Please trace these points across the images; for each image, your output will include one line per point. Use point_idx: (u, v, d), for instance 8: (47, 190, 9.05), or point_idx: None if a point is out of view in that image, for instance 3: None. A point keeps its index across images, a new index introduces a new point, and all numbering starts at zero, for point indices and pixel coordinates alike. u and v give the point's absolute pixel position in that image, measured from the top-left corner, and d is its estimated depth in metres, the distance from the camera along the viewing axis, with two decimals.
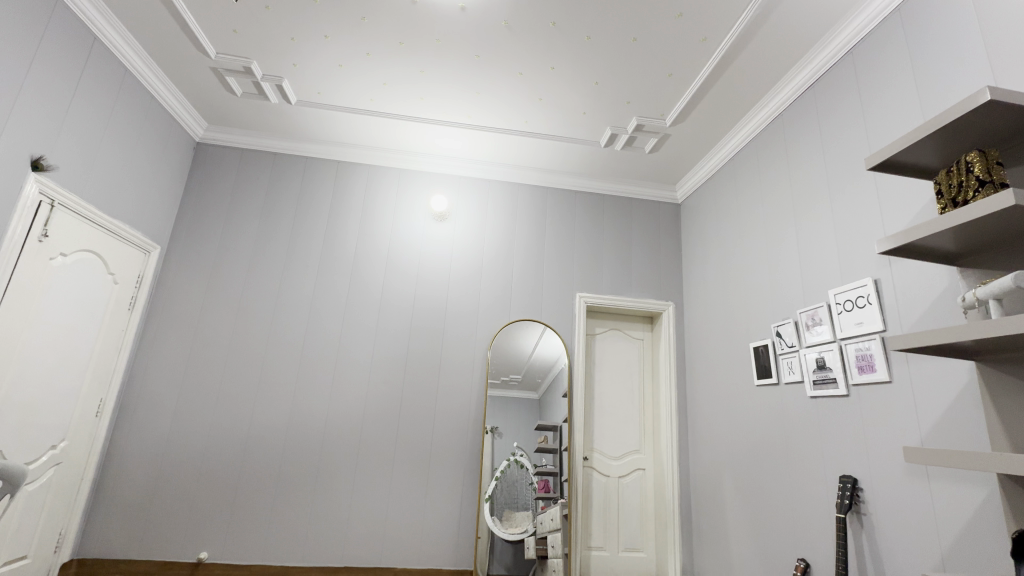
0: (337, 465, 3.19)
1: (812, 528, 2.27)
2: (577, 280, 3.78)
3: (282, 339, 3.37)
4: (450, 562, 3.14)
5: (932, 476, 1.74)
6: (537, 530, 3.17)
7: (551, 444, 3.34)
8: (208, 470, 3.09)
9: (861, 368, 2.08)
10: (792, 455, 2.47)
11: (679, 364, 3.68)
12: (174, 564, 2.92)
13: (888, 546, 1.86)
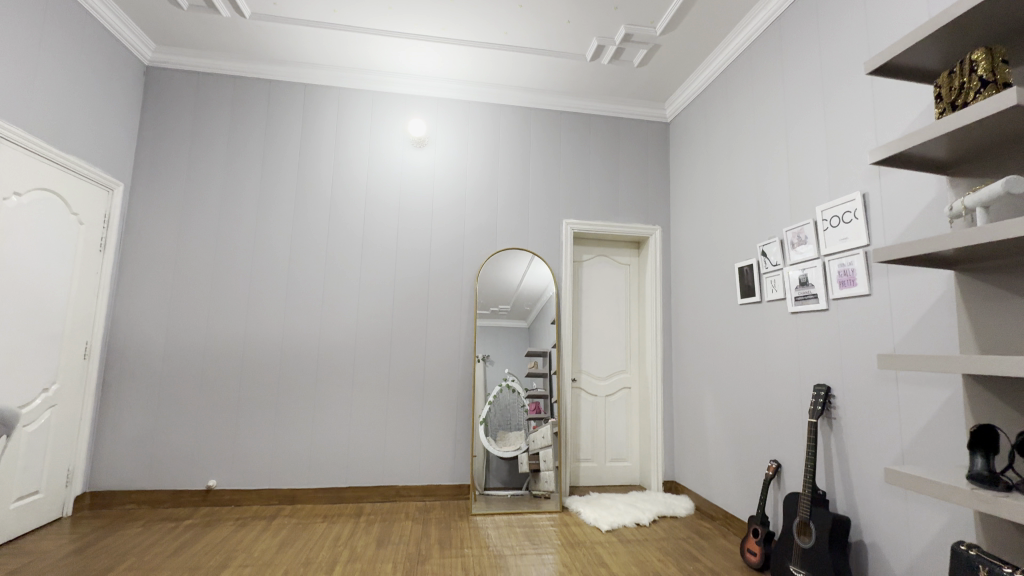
0: (333, 397, 3.28)
1: (785, 433, 2.43)
2: (563, 207, 3.70)
3: (265, 277, 3.31)
4: (449, 478, 3.34)
5: (902, 380, 1.82)
6: (530, 447, 3.34)
7: (541, 368, 3.44)
8: (207, 406, 3.15)
9: (843, 283, 2.12)
10: (770, 368, 2.58)
11: (665, 287, 3.73)
12: (184, 492, 3.07)
13: (854, 445, 2.01)
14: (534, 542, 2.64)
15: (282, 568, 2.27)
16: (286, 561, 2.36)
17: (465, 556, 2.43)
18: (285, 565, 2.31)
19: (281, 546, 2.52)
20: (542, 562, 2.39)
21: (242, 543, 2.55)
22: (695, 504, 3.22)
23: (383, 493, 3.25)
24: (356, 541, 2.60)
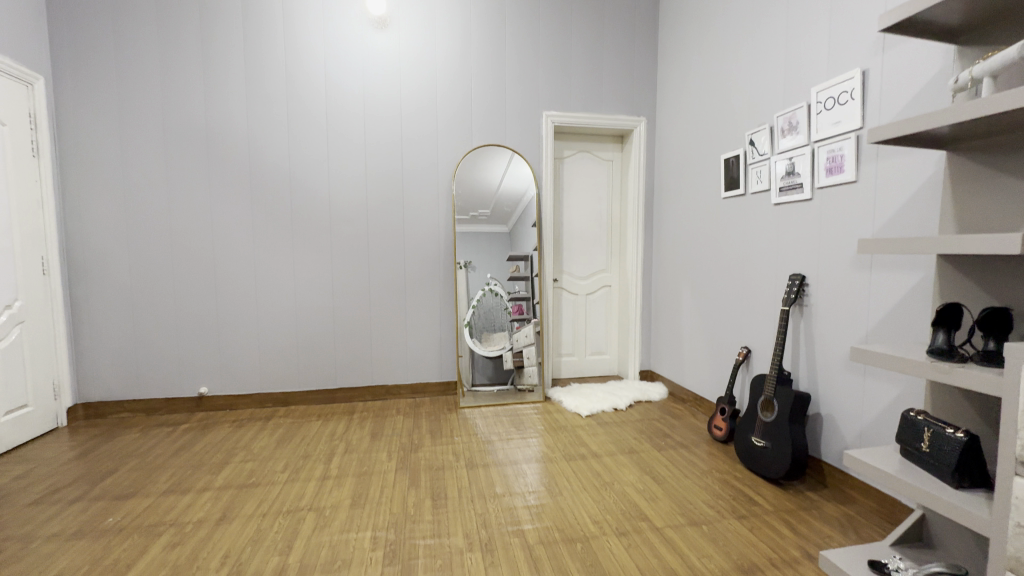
0: (315, 304, 3.26)
1: (758, 321, 2.53)
2: (543, 97, 3.43)
3: (225, 182, 3.09)
4: (437, 377, 3.48)
5: (875, 266, 1.86)
6: (514, 346, 3.43)
7: (522, 272, 3.44)
8: (186, 318, 3.11)
9: (830, 170, 2.06)
10: (748, 260, 2.61)
11: (648, 183, 3.62)
12: (177, 399, 3.14)
13: (822, 329, 2.11)
14: (520, 428, 2.83)
15: (283, 461, 2.41)
16: (285, 455, 2.49)
17: (455, 443, 2.60)
18: (285, 459, 2.44)
19: (279, 442, 2.65)
20: (527, 445, 2.58)
21: (241, 442, 2.67)
22: (669, 389, 3.44)
23: (374, 392, 3.38)
24: (351, 435, 2.74)
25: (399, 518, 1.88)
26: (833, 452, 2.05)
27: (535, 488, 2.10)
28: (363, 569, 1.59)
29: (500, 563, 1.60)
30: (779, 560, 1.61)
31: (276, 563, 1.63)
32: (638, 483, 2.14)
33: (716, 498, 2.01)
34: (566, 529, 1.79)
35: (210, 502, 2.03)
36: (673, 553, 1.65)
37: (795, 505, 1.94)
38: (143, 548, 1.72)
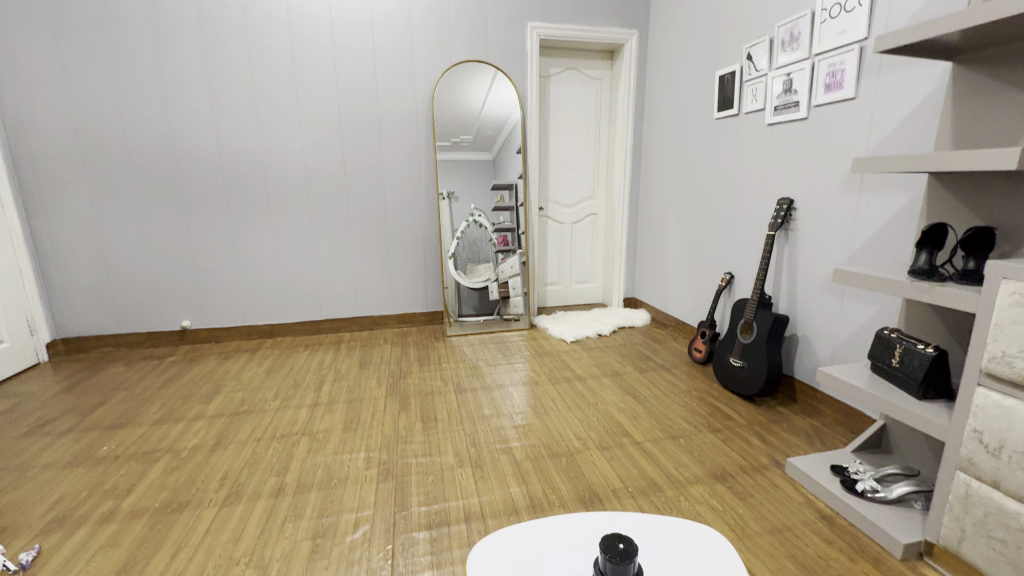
0: (293, 236, 3.16)
1: (743, 247, 2.54)
2: (527, 5, 3.13)
3: (184, 103, 2.84)
4: (423, 307, 3.48)
5: (864, 188, 1.83)
6: (499, 277, 3.43)
7: (507, 202, 3.37)
8: (159, 251, 3.00)
9: (828, 87, 1.97)
10: (737, 185, 2.56)
11: (638, 104, 3.44)
12: (160, 333, 3.10)
13: (805, 254, 2.13)
14: (506, 354, 2.89)
15: (273, 390, 2.44)
16: (275, 384, 2.52)
17: (443, 370, 2.66)
18: (275, 388, 2.48)
19: (268, 372, 2.67)
20: (513, 370, 2.64)
21: (230, 373, 2.68)
22: (651, 315, 3.51)
23: (360, 322, 3.39)
24: (339, 364, 2.77)
25: (391, 439, 1.95)
26: (806, 370, 2.15)
27: (522, 409, 2.18)
28: (359, 485, 1.66)
29: (489, 477, 1.69)
30: (749, 467, 1.72)
31: (275, 482, 1.69)
32: (620, 403, 2.24)
33: (694, 414, 2.12)
34: (551, 446, 1.88)
35: (204, 430, 2.07)
36: (651, 463, 1.76)
37: (766, 419, 2.05)
38: (142, 474, 1.76)
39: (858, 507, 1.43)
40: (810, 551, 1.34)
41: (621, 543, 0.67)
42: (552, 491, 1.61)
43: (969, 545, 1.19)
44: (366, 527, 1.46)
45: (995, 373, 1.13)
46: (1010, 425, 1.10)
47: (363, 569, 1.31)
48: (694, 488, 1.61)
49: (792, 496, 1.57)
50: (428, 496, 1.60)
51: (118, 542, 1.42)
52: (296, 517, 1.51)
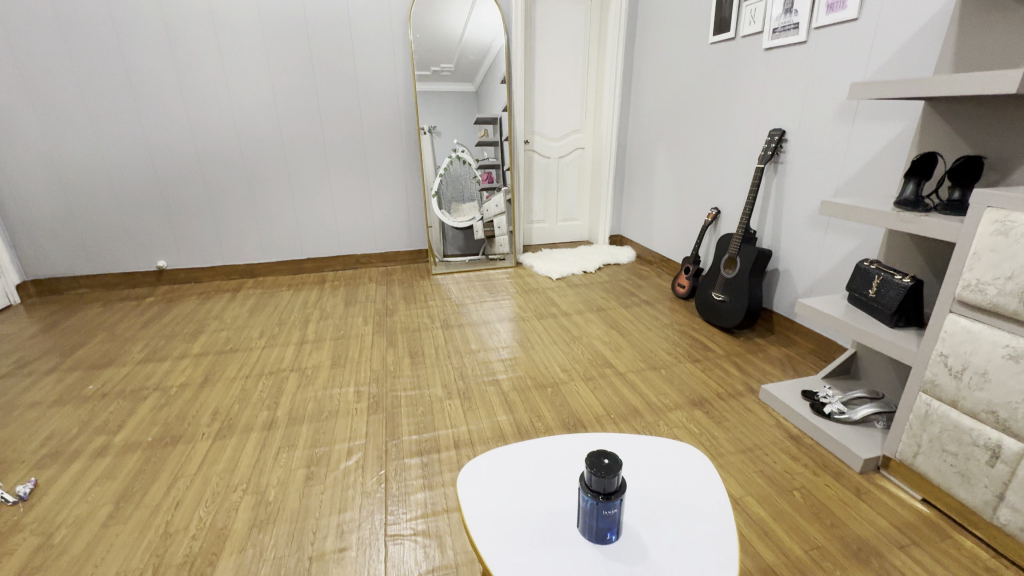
0: (268, 172, 3.02)
1: (731, 181, 2.50)
2: None
3: (133, 21, 2.56)
4: (407, 245, 3.42)
5: (858, 118, 1.79)
6: (484, 216, 3.36)
7: (491, 137, 3.23)
8: (125, 188, 2.84)
9: (831, 7, 1.85)
10: (728, 116, 2.48)
11: (630, 27, 3.23)
12: (136, 274, 3.02)
13: (793, 187, 2.11)
14: (493, 291, 2.89)
15: (258, 328, 2.43)
16: (260, 323, 2.50)
17: (429, 307, 2.66)
18: (260, 326, 2.46)
19: (252, 312, 2.64)
20: (499, 306, 2.66)
21: (213, 312, 2.65)
22: (637, 252, 3.52)
23: (343, 262, 3.33)
24: (324, 303, 2.75)
25: (379, 374, 1.98)
26: (784, 303, 2.21)
27: (509, 344, 2.22)
28: (350, 417, 1.70)
29: (477, 407, 1.74)
30: (725, 394, 1.80)
31: (266, 416, 1.72)
32: (605, 337, 2.29)
33: (675, 346, 2.18)
34: (537, 378, 1.93)
35: (190, 368, 2.07)
36: (633, 391, 1.83)
37: (744, 350, 2.13)
38: (131, 410, 1.77)
39: (824, 427, 1.53)
40: (778, 467, 1.44)
41: (606, 459, 0.70)
42: (538, 418, 1.67)
43: (922, 458, 1.29)
44: (358, 455, 1.51)
45: (967, 301, 1.17)
46: (975, 349, 1.15)
47: (358, 492, 1.37)
48: (673, 414, 1.69)
49: (764, 419, 1.66)
50: (418, 426, 1.65)
51: (114, 475, 1.45)
52: (289, 448, 1.56)
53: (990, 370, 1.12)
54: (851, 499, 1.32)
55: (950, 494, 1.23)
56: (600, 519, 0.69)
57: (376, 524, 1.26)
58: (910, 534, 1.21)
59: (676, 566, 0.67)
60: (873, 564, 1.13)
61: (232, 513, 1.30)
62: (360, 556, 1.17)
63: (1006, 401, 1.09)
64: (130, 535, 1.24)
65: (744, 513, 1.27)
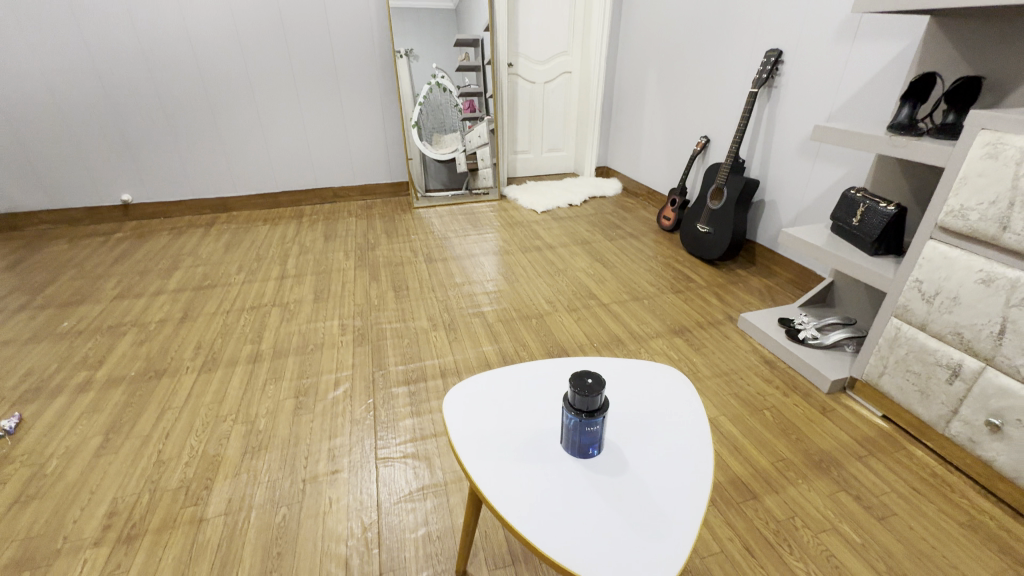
0: (231, 96, 2.80)
1: (722, 107, 2.41)
2: None
3: None
4: (386, 177, 3.29)
5: (859, 37, 1.69)
6: (467, 148, 3.22)
7: (472, 61, 3.01)
8: (74, 113, 2.62)
9: None
10: (723, 36, 2.34)
11: None
12: (100, 209, 2.86)
13: (785, 114, 2.04)
14: (476, 225, 2.84)
15: (236, 264, 2.36)
16: (237, 258, 2.43)
17: (412, 241, 2.61)
18: (237, 262, 2.39)
19: (228, 247, 2.56)
20: (483, 240, 2.62)
21: (186, 248, 2.56)
22: (623, 185, 3.45)
23: (320, 195, 3.20)
24: (303, 237, 2.67)
25: (363, 307, 1.97)
26: (768, 235, 2.21)
27: (493, 277, 2.21)
28: (336, 349, 1.71)
29: (463, 338, 1.77)
30: (705, 323, 1.85)
31: (250, 349, 1.72)
32: (589, 269, 2.29)
33: (659, 278, 2.20)
34: (522, 309, 1.94)
35: (169, 304, 2.02)
36: (616, 321, 1.86)
37: (725, 281, 2.15)
38: (111, 346, 1.75)
39: (797, 352, 1.58)
40: (751, 389, 1.51)
41: (589, 379, 0.70)
42: (522, 347, 1.71)
43: (887, 378, 1.36)
44: (346, 385, 1.53)
45: (948, 227, 1.17)
46: (950, 274, 1.17)
47: (347, 419, 1.40)
48: (654, 342, 1.73)
49: (741, 346, 1.72)
50: (404, 357, 1.67)
51: (101, 408, 1.46)
52: (276, 379, 1.57)
53: (961, 294, 1.15)
54: (818, 417, 1.40)
55: (909, 411, 1.31)
56: (583, 435, 0.71)
57: (367, 448, 1.30)
58: (869, 446, 1.30)
59: (655, 475, 0.71)
60: (833, 473, 1.22)
61: (223, 441, 1.33)
62: (352, 477, 1.22)
63: (972, 324, 1.13)
64: (124, 464, 1.26)
65: (717, 431, 1.35)
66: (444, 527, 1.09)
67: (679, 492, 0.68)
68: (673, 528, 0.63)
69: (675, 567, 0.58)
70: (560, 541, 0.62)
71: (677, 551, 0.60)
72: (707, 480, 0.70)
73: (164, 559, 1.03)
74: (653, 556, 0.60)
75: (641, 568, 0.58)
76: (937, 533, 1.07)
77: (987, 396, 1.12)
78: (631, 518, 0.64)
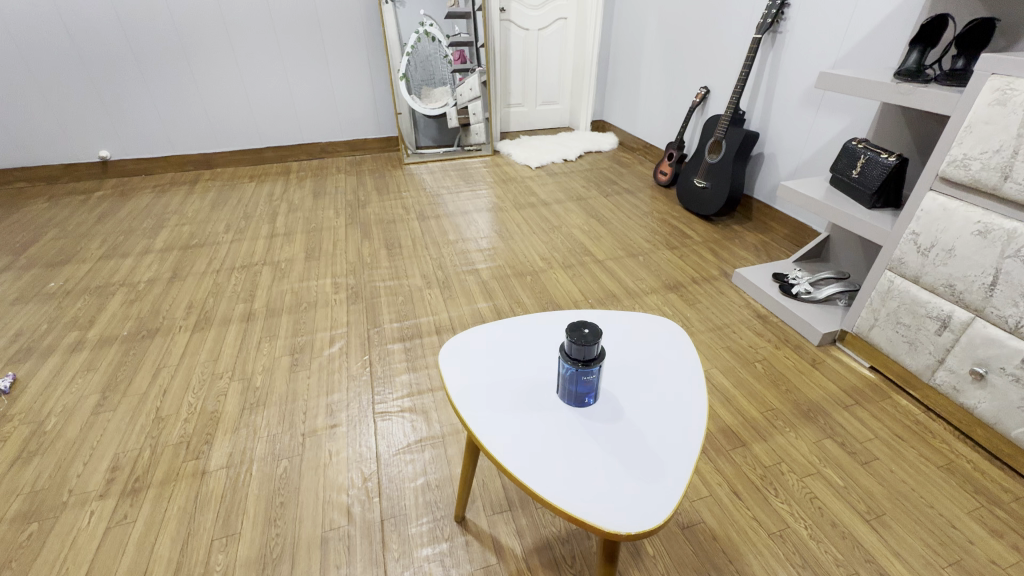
0: (207, 44, 2.63)
1: (723, 56, 2.31)
2: None
3: None
4: (375, 132, 3.18)
5: None
6: (458, 102, 3.08)
7: (462, 7, 2.83)
8: (40, 64, 2.47)
9: None
10: None
11: None
12: (77, 166, 2.76)
13: (789, 62, 1.96)
14: (469, 181, 2.78)
15: (223, 223, 2.31)
16: (224, 216, 2.37)
17: (404, 198, 2.55)
18: (225, 220, 2.34)
19: (214, 205, 2.49)
20: (477, 197, 2.57)
21: (171, 206, 2.49)
22: (619, 139, 3.37)
23: (307, 151, 3.10)
24: (292, 195, 2.60)
25: (356, 265, 1.94)
26: (765, 190, 2.18)
27: (487, 234, 2.18)
28: (330, 308, 1.70)
29: (457, 295, 1.76)
30: (699, 279, 1.85)
31: (243, 308, 1.70)
32: (584, 226, 2.26)
33: (654, 234, 2.18)
34: (516, 266, 1.93)
35: (157, 263, 1.99)
36: (611, 278, 1.85)
37: (721, 237, 2.14)
38: (101, 306, 1.73)
39: (790, 306, 1.60)
40: (744, 342, 1.53)
41: (586, 329, 0.70)
42: (517, 304, 1.71)
43: (876, 330, 1.38)
44: (341, 342, 1.54)
45: (950, 178, 1.15)
46: (947, 226, 1.17)
47: (344, 375, 1.41)
48: (649, 298, 1.73)
49: (735, 300, 1.73)
50: (399, 314, 1.66)
51: (95, 367, 1.45)
52: (271, 337, 1.56)
53: (957, 246, 1.15)
54: (807, 369, 1.43)
55: (897, 361, 1.34)
56: (579, 384, 0.71)
57: (365, 404, 1.31)
58: (855, 396, 1.34)
59: (650, 423, 0.72)
60: (820, 421, 1.26)
61: (221, 398, 1.34)
62: (351, 431, 1.24)
63: (965, 275, 1.14)
64: (123, 421, 1.27)
65: (709, 383, 1.37)
66: (443, 476, 1.12)
67: (673, 439, 0.70)
68: (667, 472, 0.65)
69: (668, 508, 0.60)
70: (557, 486, 0.63)
71: (670, 494, 0.62)
72: (701, 427, 0.71)
73: (170, 510, 1.05)
74: (647, 499, 0.61)
75: (635, 510, 0.60)
76: (915, 475, 1.12)
77: (974, 346, 1.14)
78: (625, 463, 0.66)
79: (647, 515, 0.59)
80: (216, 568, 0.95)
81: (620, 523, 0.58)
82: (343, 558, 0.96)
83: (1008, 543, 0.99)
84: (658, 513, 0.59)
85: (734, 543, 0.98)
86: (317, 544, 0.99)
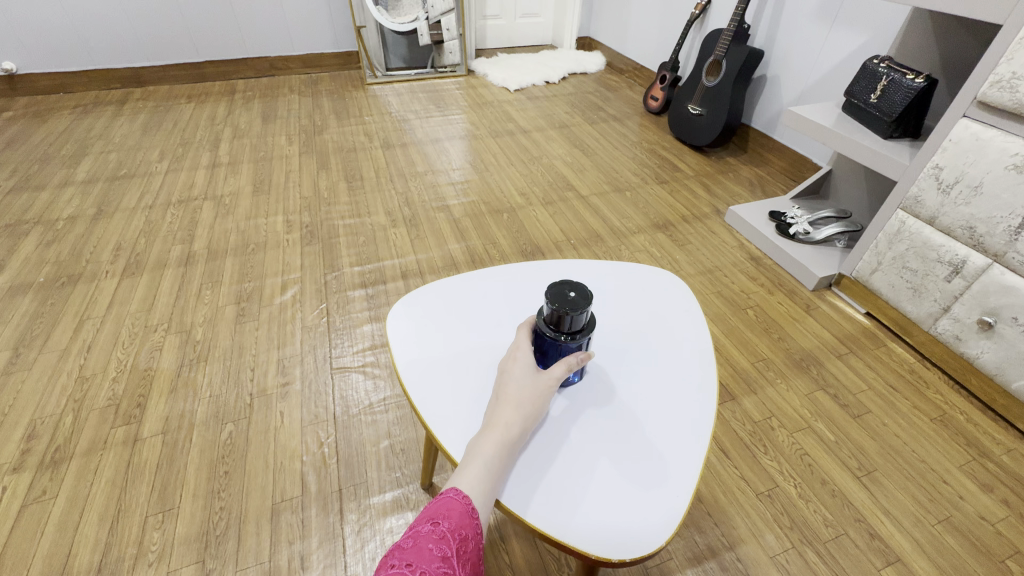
0: None
1: None
2: None
3: None
4: (332, 45, 2.79)
5: None
6: (429, 16, 2.66)
7: None
8: None
9: None
10: None
11: None
12: None
13: None
14: (440, 105, 2.48)
15: (156, 150, 2.02)
16: (158, 143, 2.08)
17: (366, 123, 2.27)
18: (159, 147, 2.04)
19: (146, 129, 2.18)
20: (449, 123, 2.31)
21: (95, 131, 2.16)
22: (606, 59, 3.05)
23: (255, 67, 2.71)
24: (237, 118, 2.29)
25: (311, 200, 1.73)
26: (765, 118, 2.00)
27: (460, 165, 1.96)
28: (282, 249, 1.51)
29: (426, 235, 1.58)
30: (690, 217, 1.71)
31: (181, 250, 1.50)
32: (567, 156, 2.05)
33: (642, 167, 2.00)
34: (492, 203, 1.74)
35: (79, 197, 1.73)
36: (594, 215, 1.70)
37: (714, 170, 1.98)
38: (12, 247, 1.50)
39: (786, 248, 1.48)
40: (736, 287, 1.42)
41: (570, 292, 0.55)
42: (492, 245, 1.54)
43: (879, 275, 1.28)
44: (294, 289, 1.37)
45: (989, 102, 1.00)
46: (977, 159, 1.03)
47: (298, 326, 1.26)
48: (635, 238, 1.59)
49: (727, 241, 1.60)
50: (360, 257, 1.49)
51: (6, 319, 1.26)
52: (213, 283, 1.38)
53: (985, 182, 1.02)
54: (801, 316, 1.34)
55: (896, 308, 1.26)
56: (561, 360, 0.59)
57: (320, 358, 1.18)
58: (850, 344, 1.26)
59: (650, 411, 0.61)
60: (813, 371, 1.19)
61: (155, 354, 1.18)
62: (306, 389, 1.11)
63: (989, 217, 1.02)
64: (41, 381, 1.11)
65: None
66: (409, 439, 1.01)
67: (678, 432, 0.59)
68: (670, 477, 0.55)
69: (670, 526, 0.50)
70: (535, 497, 0.52)
71: (673, 507, 0.52)
72: (710, 414, 0.61)
73: (98, 483, 0.93)
74: (645, 512, 0.51)
75: (631, 529, 0.50)
76: (909, 428, 1.07)
77: (986, 295, 1.05)
78: (621, 464, 0.55)
79: (645, 535, 0.50)
80: (151, 549, 0.85)
81: (611, 547, 0.49)
82: (296, 533, 0.87)
83: (998, 498, 0.95)
84: (657, 532, 0.50)
85: (720, 506, 0.92)
86: (267, 518, 0.89)
